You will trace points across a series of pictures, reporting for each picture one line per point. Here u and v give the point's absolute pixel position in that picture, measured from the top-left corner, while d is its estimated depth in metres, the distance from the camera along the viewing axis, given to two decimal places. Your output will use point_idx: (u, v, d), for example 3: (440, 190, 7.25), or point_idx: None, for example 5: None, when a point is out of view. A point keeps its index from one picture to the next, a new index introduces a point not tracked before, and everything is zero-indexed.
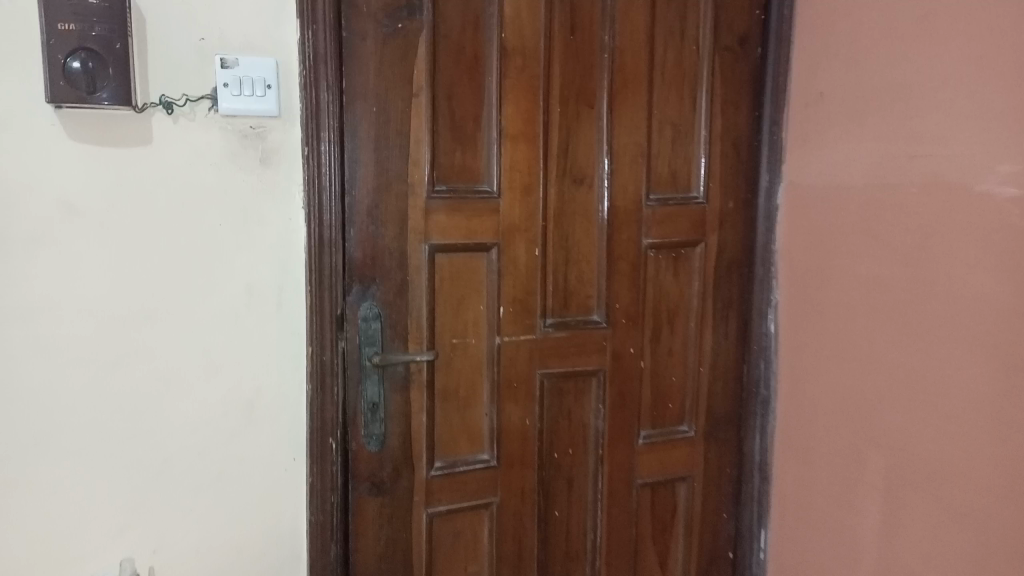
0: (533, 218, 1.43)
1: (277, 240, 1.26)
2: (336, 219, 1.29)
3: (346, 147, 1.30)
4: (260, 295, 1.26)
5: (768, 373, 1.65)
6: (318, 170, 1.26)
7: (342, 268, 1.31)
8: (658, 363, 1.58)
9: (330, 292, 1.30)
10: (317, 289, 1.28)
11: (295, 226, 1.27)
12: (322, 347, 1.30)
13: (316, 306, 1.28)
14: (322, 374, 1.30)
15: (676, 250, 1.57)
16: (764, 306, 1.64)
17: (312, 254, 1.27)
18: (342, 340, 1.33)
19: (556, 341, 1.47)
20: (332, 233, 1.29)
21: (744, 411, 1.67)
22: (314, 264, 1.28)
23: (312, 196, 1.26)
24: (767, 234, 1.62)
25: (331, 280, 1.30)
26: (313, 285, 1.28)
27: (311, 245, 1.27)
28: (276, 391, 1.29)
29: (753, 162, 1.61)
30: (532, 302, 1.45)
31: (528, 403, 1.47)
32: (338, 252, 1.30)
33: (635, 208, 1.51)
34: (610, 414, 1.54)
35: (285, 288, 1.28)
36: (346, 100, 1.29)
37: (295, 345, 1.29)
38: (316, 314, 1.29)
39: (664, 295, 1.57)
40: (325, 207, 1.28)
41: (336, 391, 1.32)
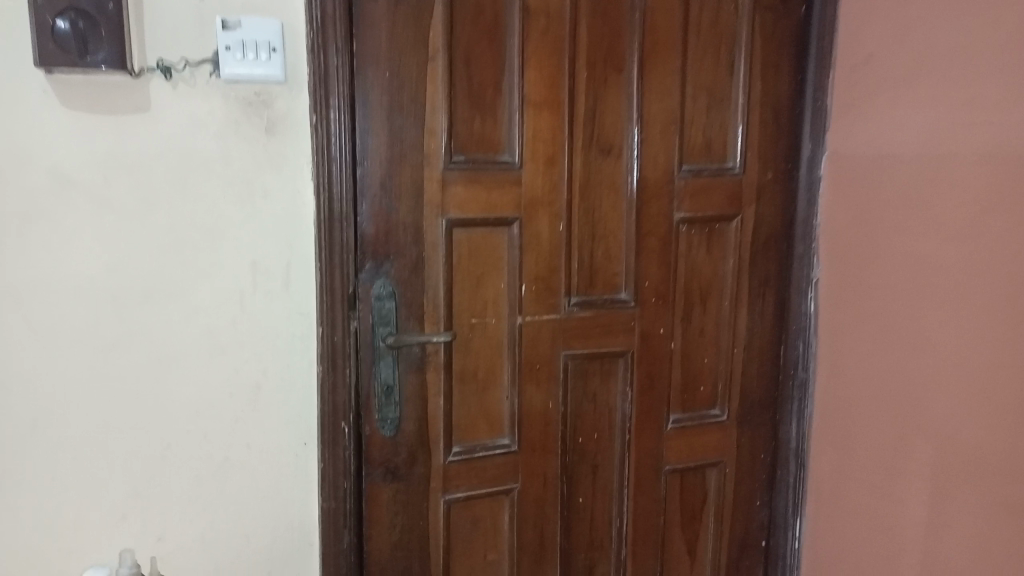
0: (556, 190, 1.35)
1: (284, 214, 1.19)
2: (347, 192, 1.22)
3: (357, 115, 1.22)
4: (266, 273, 1.20)
5: (807, 355, 1.56)
6: (327, 139, 1.19)
7: (354, 243, 1.24)
8: (689, 344, 1.50)
9: (341, 269, 1.23)
10: (327, 265, 1.22)
11: (304, 199, 1.20)
12: (333, 326, 1.23)
13: (326, 284, 1.22)
14: (333, 356, 1.24)
15: (709, 224, 1.47)
16: (803, 284, 1.54)
17: (321, 229, 1.20)
18: (355, 319, 1.26)
19: (581, 322, 1.40)
20: (342, 207, 1.21)
21: (779, 395, 1.58)
22: (323, 240, 1.21)
23: (321, 168, 1.19)
24: (808, 207, 1.51)
25: (342, 257, 1.23)
26: (322, 261, 1.21)
27: (321, 219, 1.20)
28: (284, 373, 1.23)
29: (794, 130, 1.51)
30: (555, 281, 1.37)
31: (550, 386, 1.40)
32: (349, 227, 1.23)
33: (666, 179, 1.42)
34: (637, 397, 1.47)
35: (293, 265, 1.21)
36: (357, 64, 1.21)
37: (303, 325, 1.23)
38: (327, 292, 1.22)
39: (696, 272, 1.48)
40: (335, 180, 1.20)
41: (348, 373, 1.26)
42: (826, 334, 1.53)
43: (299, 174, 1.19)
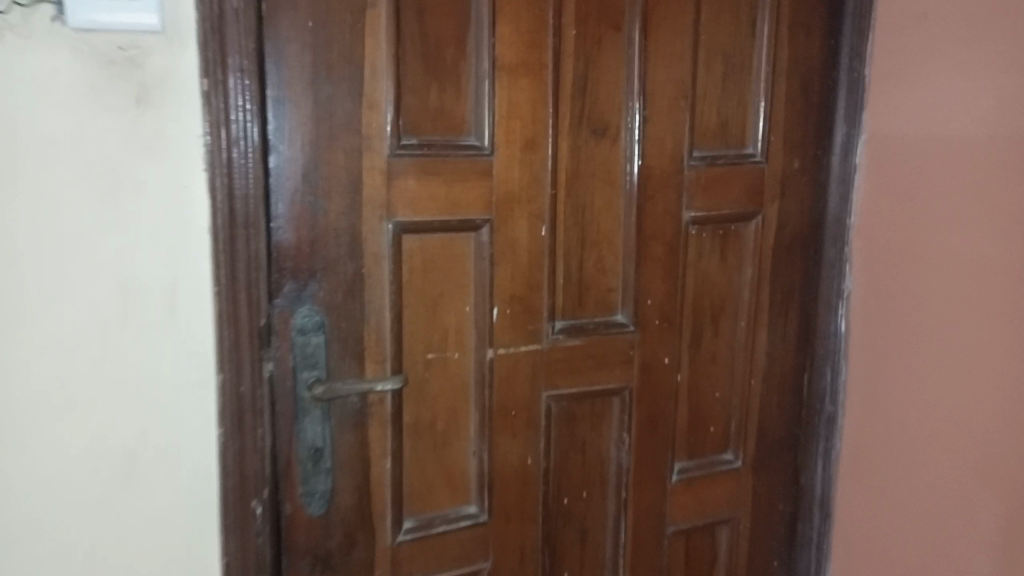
0: (538, 183, 1.03)
1: (164, 215, 0.84)
2: (256, 187, 0.88)
3: (268, 80, 0.88)
4: (142, 299, 0.85)
5: (836, 385, 1.28)
6: (226, 113, 0.84)
7: (266, 259, 0.90)
8: (698, 376, 1.20)
9: (248, 293, 0.89)
10: (228, 288, 0.87)
11: (195, 195, 0.85)
12: (239, 374, 0.89)
13: (227, 315, 0.88)
14: (240, 413, 0.90)
15: (723, 225, 1.18)
16: (832, 298, 1.26)
17: (219, 237, 0.86)
18: (269, 362, 0.92)
19: (567, 353, 1.09)
20: (251, 208, 0.87)
21: (805, 434, 1.30)
22: (222, 253, 0.87)
23: (218, 152, 0.85)
24: (841, 203, 1.23)
25: (251, 277, 0.88)
26: (223, 281, 0.87)
27: (217, 224, 0.86)
28: (171, 437, 0.88)
29: (826, 108, 1.22)
30: (536, 301, 1.06)
31: (529, 436, 1.09)
32: (258, 236, 0.88)
33: (673, 170, 1.12)
34: (637, 444, 1.17)
35: (179, 287, 0.86)
36: (265, 10, 0.87)
37: (197, 369, 0.88)
38: (230, 325, 0.88)
39: (707, 287, 1.19)
40: (239, 170, 0.86)
41: (262, 434, 0.92)
42: (862, 358, 1.25)
43: (188, 159, 0.84)
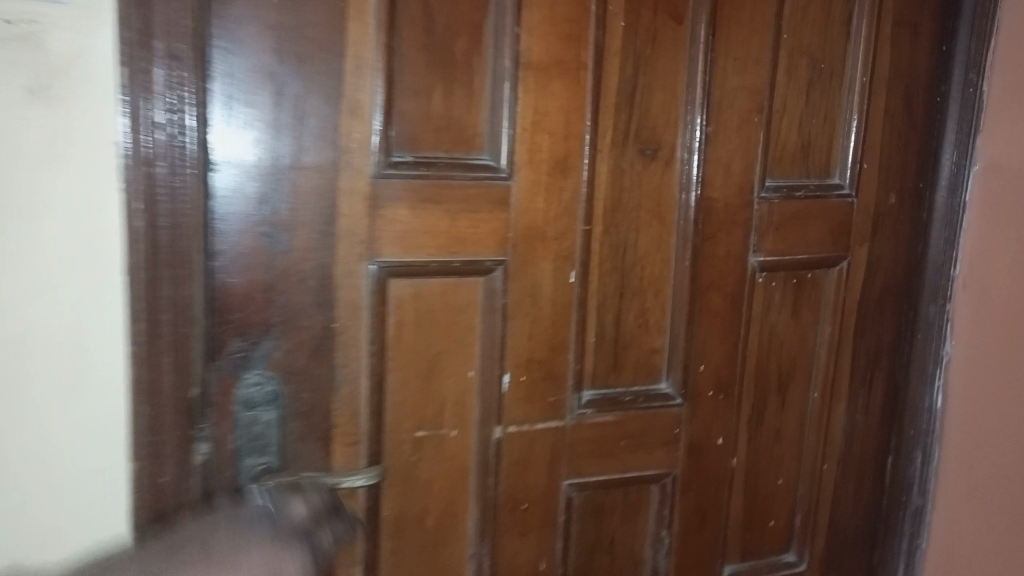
0: (569, 216, 0.80)
1: (64, 246, 0.63)
2: (189, 216, 0.65)
3: (212, 77, 0.65)
4: (34, 357, 0.64)
5: (926, 472, 1.03)
6: (150, 113, 0.62)
7: (203, 310, 0.67)
8: (757, 457, 0.97)
9: (173, 356, 0.66)
10: (146, 352, 0.65)
11: (107, 223, 0.64)
12: (159, 462, 0.67)
13: (145, 387, 0.66)
14: (159, 514, 0.68)
15: (798, 272, 0.94)
16: (927, 366, 1.01)
17: (136, 282, 0.64)
18: (203, 446, 0.70)
19: (598, 431, 0.86)
20: (182, 242, 0.65)
21: (884, 529, 1.06)
22: (139, 302, 0.64)
23: (137, 165, 0.63)
24: (944, 249, 0.98)
25: (178, 334, 0.66)
26: (139, 340, 0.65)
27: (133, 262, 0.64)
28: (69, 531, 0.68)
29: (933, 129, 0.97)
30: (561, 365, 0.83)
31: (545, 534, 0.86)
32: (191, 280, 0.66)
33: (739, 203, 0.88)
34: (680, 543, 0.93)
35: (84, 344, 0.65)
36: None
37: (105, 451, 0.67)
38: (147, 401, 0.66)
39: (774, 348, 0.95)
40: (167, 192, 0.64)
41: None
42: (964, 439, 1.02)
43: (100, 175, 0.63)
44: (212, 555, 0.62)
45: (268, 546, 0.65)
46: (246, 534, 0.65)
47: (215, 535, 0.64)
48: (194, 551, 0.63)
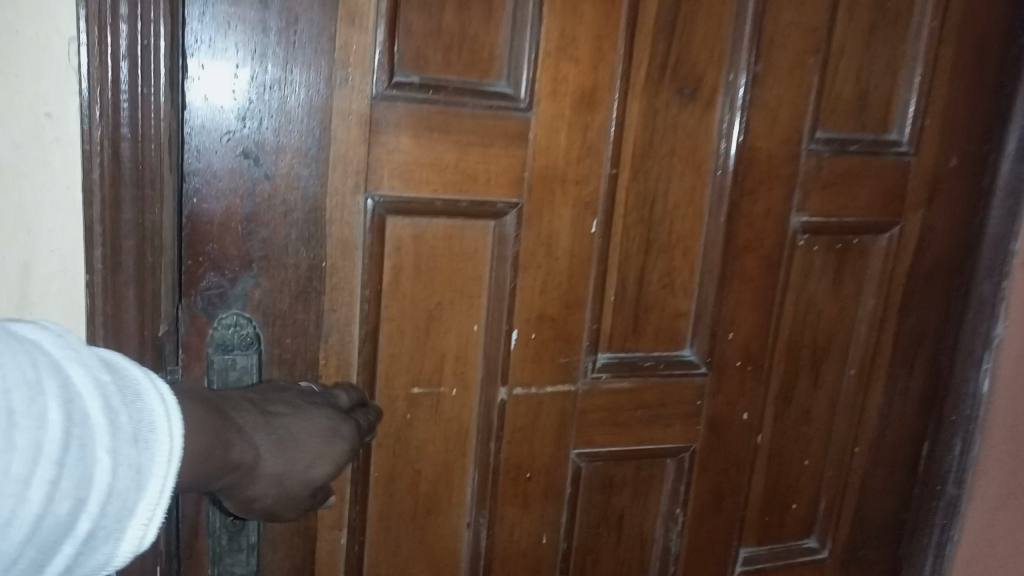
0: (593, 157, 0.71)
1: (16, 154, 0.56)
2: (158, 127, 0.57)
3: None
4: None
5: (964, 463, 0.93)
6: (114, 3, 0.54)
7: (174, 236, 0.61)
8: (783, 437, 0.89)
9: (138, 286, 0.59)
10: (108, 280, 0.58)
11: (66, 133, 0.57)
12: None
13: (106, 320, 0.59)
14: None
15: (843, 238, 0.85)
16: (975, 349, 0.91)
17: (96, 200, 0.57)
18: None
19: (612, 398, 0.78)
20: (149, 157, 0.57)
21: (914, 521, 0.98)
22: (99, 223, 0.57)
23: (97, 63, 0.55)
24: (1005, 220, 0.88)
25: (143, 263, 0.59)
26: (98, 267, 0.58)
27: (92, 176, 0.56)
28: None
29: (1004, 83, 0.85)
30: (575, 324, 0.75)
31: (548, 507, 0.79)
32: (160, 200, 0.59)
33: (784, 155, 0.79)
34: (694, 525, 0.86)
35: (40, 264, 0.59)
36: None
37: None
38: (109, 334, 0.59)
39: (811, 319, 0.86)
40: (130, 97, 0.56)
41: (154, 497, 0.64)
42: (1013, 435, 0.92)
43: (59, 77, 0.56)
44: (291, 410, 0.60)
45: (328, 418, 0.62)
46: (319, 400, 0.63)
47: (291, 394, 0.62)
48: (275, 402, 0.60)
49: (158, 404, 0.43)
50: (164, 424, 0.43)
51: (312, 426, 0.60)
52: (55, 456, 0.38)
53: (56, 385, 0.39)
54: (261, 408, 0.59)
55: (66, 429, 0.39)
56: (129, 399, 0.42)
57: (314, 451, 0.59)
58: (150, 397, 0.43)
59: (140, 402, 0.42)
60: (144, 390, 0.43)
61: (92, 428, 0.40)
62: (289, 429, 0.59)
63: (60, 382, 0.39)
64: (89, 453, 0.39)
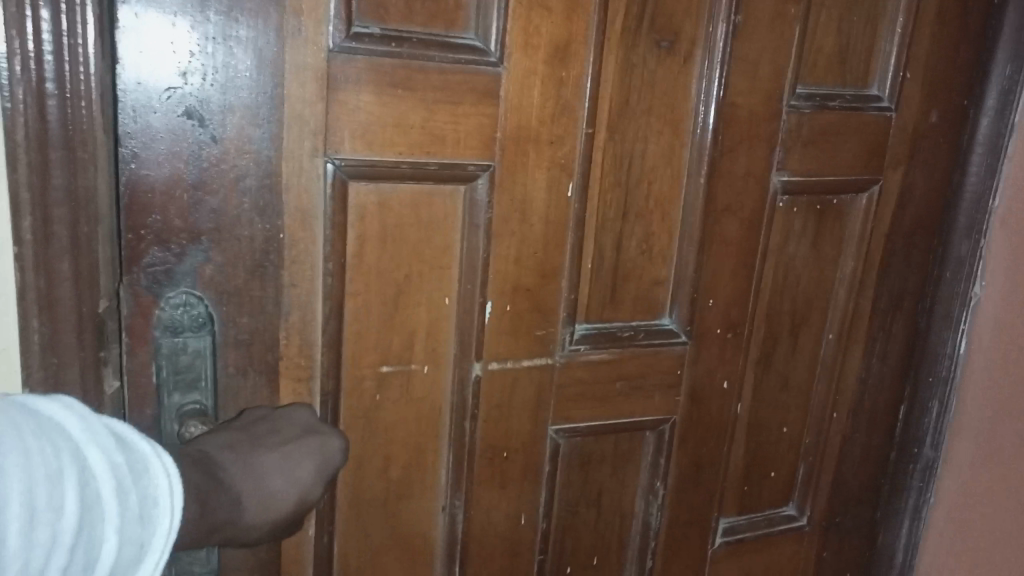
0: (567, 116, 0.67)
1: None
2: (87, 86, 0.52)
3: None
4: None
5: (941, 423, 0.94)
6: None
7: (109, 203, 0.55)
8: (763, 404, 0.87)
9: (71, 262, 0.54)
10: (40, 254, 0.54)
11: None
12: (59, 382, 0.56)
13: (38, 296, 0.54)
14: None
15: (822, 198, 0.82)
16: (954, 310, 0.91)
17: (23, 169, 0.52)
18: (114, 375, 0.58)
19: (590, 370, 0.75)
20: (80, 118, 0.53)
21: (892, 484, 0.97)
22: (26, 189, 0.52)
23: (15, 15, 0.50)
24: (983, 178, 0.87)
25: (76, 235, 0.54)
26: (28, 239, 0.53)
27: (16, 141, 0.51)
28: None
29: (982, 36, 0.83)
30: (552, 295, 0.71)
31: (526, 488, 0.75)
32: (92, 168, 0.54)
33: (766, 112, 0.75)
34: (675, 498, 0.83)
35: None
36: None
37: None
38: (42, 312, 0.55)
39: (790, 283, 0.84)
40: (56, 52, 0.51)
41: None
42: (992, 393, 0.91)
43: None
44: (272, 440, 0.57)
45: (313, 436, 0.58)
46: (301, 422, 0.59)
47: (271, 422, 0.58)
48: (254, 433, 0.57)
49: (162, 480, 0.43)
50: (168, 499, 0.43)
51: (296, 449, 0.57)
52: (72, 538, 0.37)
53: (77, 467, 0.39)
54: (241, 443, 0.55)
55: (84, 509, 0.38)
56: (138, 476, 0.42)
57: (301, 475, 0.56)
58: (155, 471, 0.43)
59: (148, 477, 0.42)
60: (151, 465, 0.43)
61: (107, 506, 0.39)
62: (269, 461, 0.55)
63: (78, 463, 0.39)
64: (100, 532, 0.38)
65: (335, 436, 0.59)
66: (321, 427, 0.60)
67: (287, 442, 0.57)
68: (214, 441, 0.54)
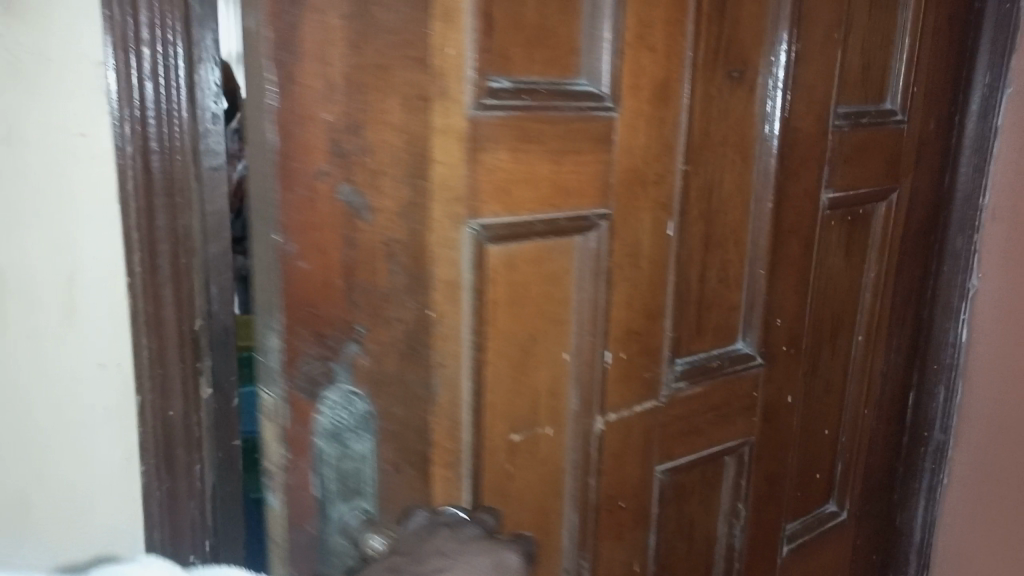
0: (667, 155, 0.66)
1: (56, 186, 0.60)
2: (183, 143, 0.64)
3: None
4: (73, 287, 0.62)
5: (949, 408, 1.01)
6: (136, 29, 0.60)
7: (200, 240, 0.66)
8: (813, 412, 0.90)
9: (173, 286, 0.65)
10: (147, 284, 0.64)
11: (97, 149, 0.61)
12: (166, 398, 0.67)
13: (148, 318, 0.64)
14: (167, 444, 0.67)
15: (853, 209, 0.86)
16: (953, 301, 0.98)
17: (135, 213, 0.62)
18: (207, 384, 0.69)
19: (688, 405, 0.74)
20: (177, 158, 0.63)
21: (907, 467, 1.03)
22: (135, 232, 0.63)
23: (123, 86, 0.61)
24: (973, 177, 0.94)
25: (178, 267, 0.65)
26: (137, 270, 0.63)
27: (128, 189, 0.62)
28: (75, 474, 0.65)
29: (967, 48, 0.90)
30: (656, 335, 0.69)
31: (637, 532, 0.73)
32: (185, 210, 0.65)
33: (816, 134, 0.78)
34: (752, 515, 0.85)
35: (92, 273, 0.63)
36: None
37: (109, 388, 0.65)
38: (150, 331, 0.65)
39: (831, 293, 0.87)
40: (156, 114, 0.62)
41: (199, 474, 0.69)
42: (996, 374, 0.98)
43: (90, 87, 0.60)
44: (438, 561, 0.51)
45: (483, 555, 0.52)
46: (465, 538, 0.54)
47: (432, 542, 0.53)
48: (416, 558, 0.51)
49: None
50: None
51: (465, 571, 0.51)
52: None
53: None
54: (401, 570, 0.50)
55: None
56: None
57: None
58: None
59: None
60: None
61: None
62: None
63: None
64: None
65: (508, 552, 0.54)
66: (489, 543, 0.54)
67: (458, 558, 0.52)
68: (378, 565, 0.50)
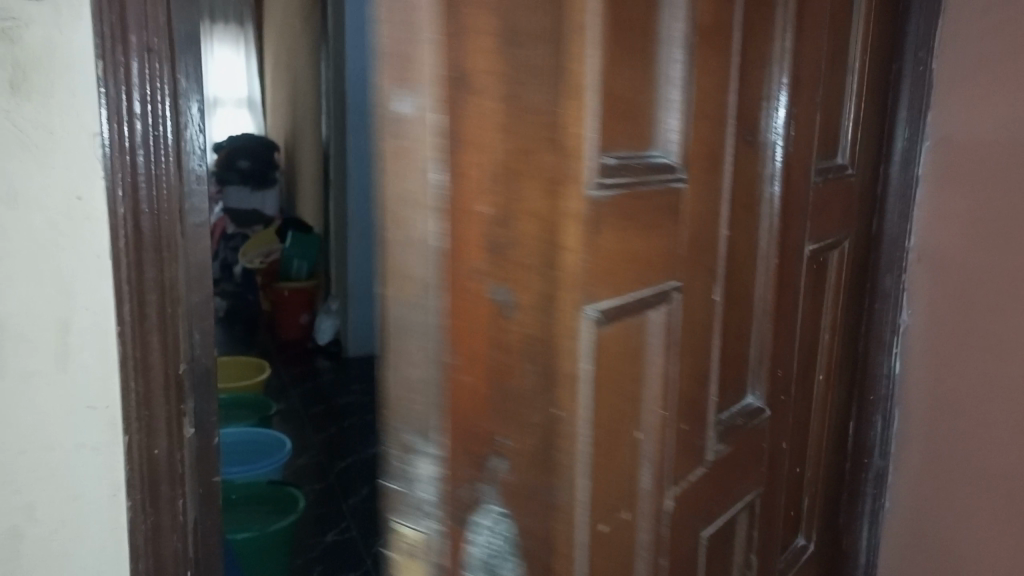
0: (713, 222, 0.66)
1: (68, 243, 0.76)
2: (167, 202, 0.77)
3: (180, 62, 0.77)
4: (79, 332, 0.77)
5: (887, 435, 1.09)
6: (129, 103, 0.75)
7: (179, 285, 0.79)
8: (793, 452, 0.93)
9: (157, 334, 0.79)
10: (136, 328, 0.78)
11: (93, 209, 0.76)
12: (152, 432, 0.80)
13: (136, 363, 0.78)
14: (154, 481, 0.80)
15: (820, 258, 0.91)
16: (886, 335, 1.06)
17: (124, 265, 0.77)
18: (190, 423, 0.83)
19: (723, 467, 0.73)
20: (163, 201, 0.77)
21: (851, 492, 1.10)
22: (125, 280, 0.77)
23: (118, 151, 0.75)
24: (900, 222, 1.03)
25: (163, 312, 0.78)
26: (128, 318, 0.77)
27: (119, 245, 0.76)
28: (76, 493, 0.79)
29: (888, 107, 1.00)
30: (703, 402, 0.68)
31: None
32: (169, 257, 0.78)
33: (802, 192, 0.81)
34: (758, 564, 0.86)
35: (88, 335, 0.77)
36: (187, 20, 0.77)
37: (97, 423, 0.79)
38: (138, 375, 0.78)
39: (806, 338, 0.91)
40: (146, 177, 0.76)
41: (182, 508, 0.82)
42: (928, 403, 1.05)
43: (67, 146, 0.74)
44: None
45: None
46: None
47: None
48: None
49: None
50: None
51: None
52: None
53: None
54: None
55: None
56: None
57: None
58: None
59: None
60: None
61: None
62: None
63: None
64: None
65: None
66: None
67: None
68: None
